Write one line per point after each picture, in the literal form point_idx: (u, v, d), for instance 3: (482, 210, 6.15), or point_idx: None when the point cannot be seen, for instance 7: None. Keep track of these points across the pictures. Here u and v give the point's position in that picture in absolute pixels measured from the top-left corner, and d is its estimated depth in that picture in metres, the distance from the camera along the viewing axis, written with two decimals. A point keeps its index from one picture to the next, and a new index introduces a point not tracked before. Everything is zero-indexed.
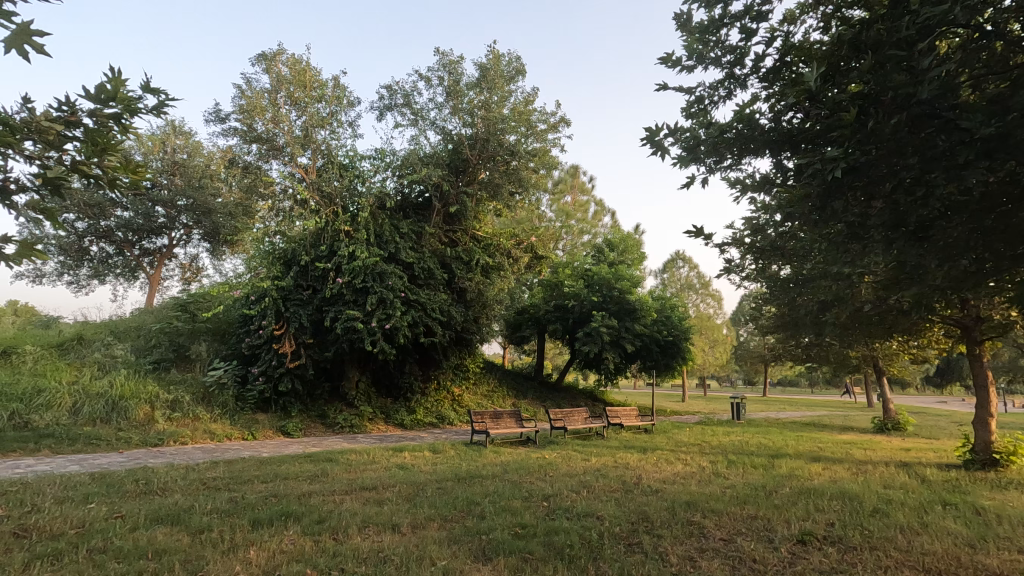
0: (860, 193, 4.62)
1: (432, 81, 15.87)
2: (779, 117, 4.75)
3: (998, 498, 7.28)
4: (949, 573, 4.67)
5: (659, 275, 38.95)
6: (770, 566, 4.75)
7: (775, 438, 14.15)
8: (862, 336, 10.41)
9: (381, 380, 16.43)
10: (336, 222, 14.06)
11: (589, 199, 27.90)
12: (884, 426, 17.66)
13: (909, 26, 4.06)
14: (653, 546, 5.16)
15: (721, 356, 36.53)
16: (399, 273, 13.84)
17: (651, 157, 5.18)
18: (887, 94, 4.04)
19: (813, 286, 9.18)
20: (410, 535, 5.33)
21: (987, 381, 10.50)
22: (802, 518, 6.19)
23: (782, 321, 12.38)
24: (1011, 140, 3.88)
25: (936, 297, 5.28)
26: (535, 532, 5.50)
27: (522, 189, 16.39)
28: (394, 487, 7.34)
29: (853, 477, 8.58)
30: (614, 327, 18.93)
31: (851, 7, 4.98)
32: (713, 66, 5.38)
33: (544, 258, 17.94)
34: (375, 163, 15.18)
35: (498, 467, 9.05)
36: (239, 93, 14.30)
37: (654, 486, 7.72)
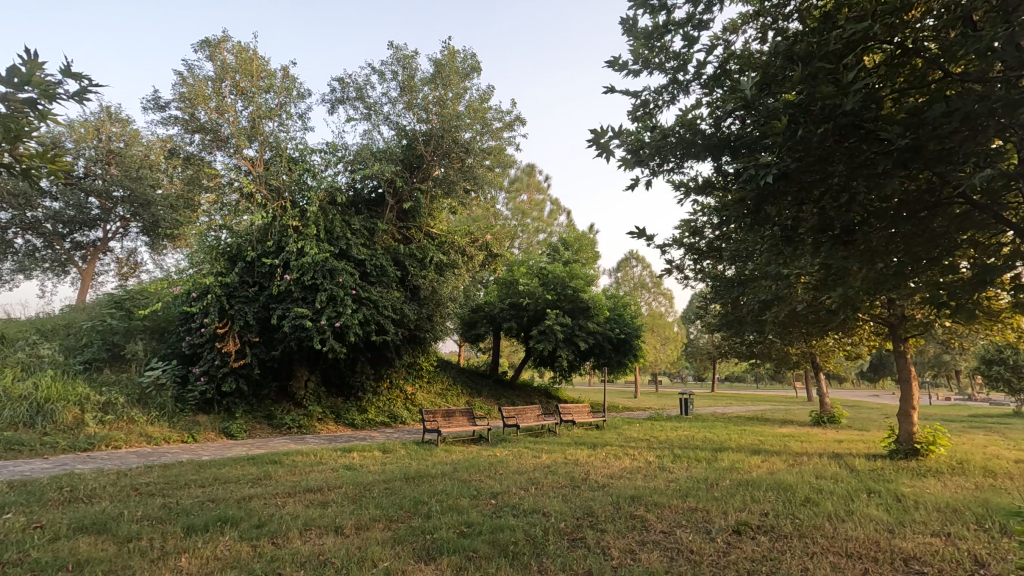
0: (791, 197, 4.84)
1: (386, 75, 15.70)
2: (719, 123, 4.87)
3: (917, 486, 7.79)
4: (868, 557, 4.97)
5: (613, 274, 39.73)
6: (706, 557, 4.93)
7: (719, 432, 14.69)
8: (800, 333, 10.91)
9: (331, 379, 16.09)
10: (284, 217, 13.62)
11: (545, 198, 28.11)
12: (821, 419, 18.62)
13: (837, 40, 4.25)
14: (596, 541, 5.27)
15: (672, 353, 37.59)
16: (350, 270, 13.62)
17: (596, 158, 5.19)
18: (816, 104, 4.24)
19: (754, 286, 9.56)
20: (353, 536, 5.26)
21: (911, 375, 11.23)
22: (738, 509, 6.44)
23: (726, 318, 12.87)
24: (924, 151, 4.15)
25: (860, 299, 5.60)
26: (480, 530, 5.51)
27: (477, 187, 16.38)
28: (339, 489, 7.19)
29: (789, 469, 9.00)
30: (568, 325, 19.16)
31: (787, 19, 5.17)
32: (658, 71, 5.45)
33: (499, 256, 18.00)
34: (326, 157, 14.82)
35: (448, 465, 9.01)
36: (180, 80, 13.68)
37: (601, 481, 7.88)
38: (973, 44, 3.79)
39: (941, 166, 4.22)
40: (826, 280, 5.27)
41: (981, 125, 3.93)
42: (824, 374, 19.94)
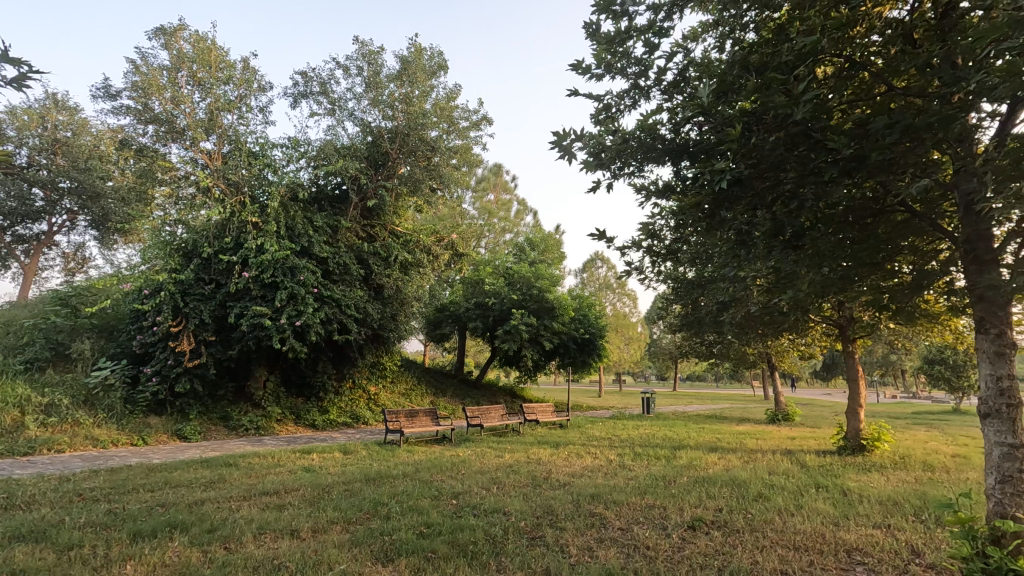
0: (746, 203, 4.98)
1: (351, 70, 15.46)
2: (679, 129, 4.90)
3: (862, 480, 8.16)
4: (814, 549, 5.19)
5: (578, 274, 40.16)
6: (661, 552, 5.05)
7: (679, 430, 15.02)
8: (756, 334, 11.26)
9: (291, 379, 15.75)
10: (243, 212, 13.23)
11: (511, 198, 28.18)
12: (775, 417, 19.27)
13: (789, 51, 4.36)
14: (555, 538, 5.33)
15: (635, 352, 38.23)
16: (312, 268, 13.36)
17: (559, 161, 5.07)
18: (769, 113, 4.34)
19: (712, 288, 9.82)
20: (310, 539, 5.17)
21: (858, 375, 11.73)
22: (694, 505, 6.62)
23: (686, 319, 13.18)
24: (868, 161, 4.33)
25: (809, 302, 5.81)
26: (440, 530, 5.50)
27: (443, 185, 16.27)
28: (296, 491, 7.04)
29: (743, 465, 9.29)
30: (533, 325, 19.21)
31: (744, 29, 5.26)
32: (620, 76, 5.37)
33: (465, 255, 17.95)
34: (287, 153, 14.48)
35: (410, 466, 8.95)
36: (132, 68, 13.14)
37: (563, 480, 7.97)
38: (913, 60, 3.99)
39: (884, 175, 4.42)
40: (777, 283, 5.46)
41: (920, 137, 4.13)
42: (779, 373, 20.61)
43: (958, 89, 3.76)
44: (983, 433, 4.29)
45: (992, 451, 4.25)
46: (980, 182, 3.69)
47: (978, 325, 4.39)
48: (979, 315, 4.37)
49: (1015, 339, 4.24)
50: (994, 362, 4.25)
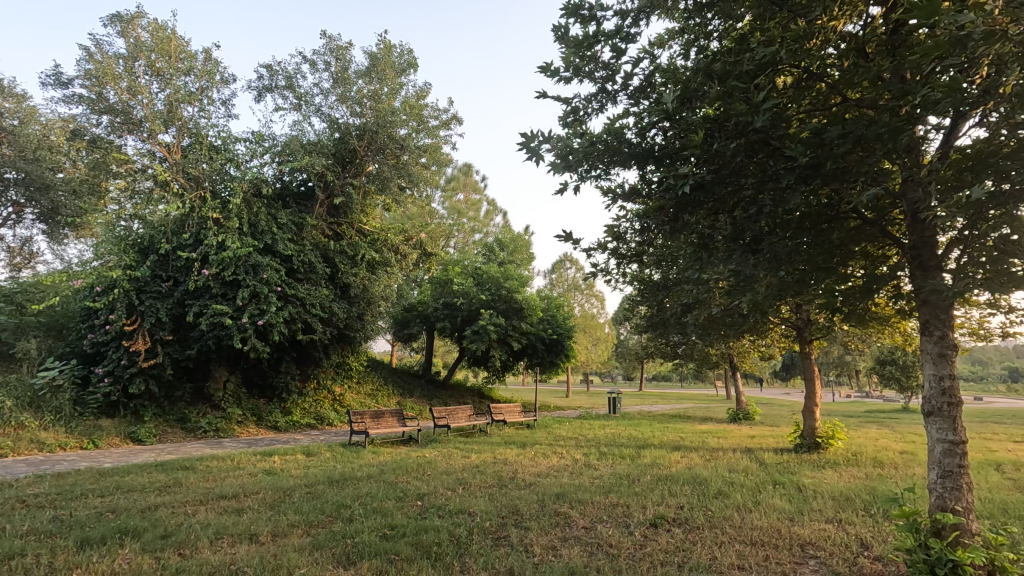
0: (707, 207, 5.10)
1: (318, 65, 15.18)
2: (644, 133, 4.94)
3: (816, 477, 8.45)
4: (771, 544, 5.34)
5: (547, 275, 40.41)
6: (624, 550, 5.13)
7: (644, 429, 15.27)
8: (718, 335, 11.53)
9: (253, 380, 15.38)
10: (204, 208, 12.81)
11: (481, 198, 28.16)
12: (737, 416, 19.78)
13: (749, 62, 4.48)
14: (519, 538, 5.35)
15: (603, 353, 38.68)
16: (275, 266, 13.05)
17: (526, 163, 5.00)
18: (730, 121, 4.45)
19: (675, 290, 10.02)
20: (269, 544, 5.06)
21: (814, 375, 12.14)
22: (657, 503, 6.74)
23: (651, 320, 13.40)
24: (823, 169, 4.49)
25: (768, 304, 5.98)
26: (404, 532, 5.45)
27: (412, 184, 16.14)
28: (256, 495, 6.86)
29: (705, 463, 9.50)
30: (501, 326, 19.21)
31: (708, 38, 5.34)
32: (587, 79, 5.33)
33: (433, 255, 17.84)
34: (251, 147, 14.12)
35: (375, 468, 8.83)
36: (86, 56, 12.60)
37: (528, 479, 8.01)
38: (865, 73, 4.15)
39: (837, 183, 4.59)
40: (737, 285, 5.61)
41: (871, 147, 4.30)
42: (740, 373, 21.17)
43: (905, 102, 3.93)
44: (927, 430, 4.49)
45: (934, 447, 4.45)
46: (924, 191, 3.87)
47: (923, 327, 4.61)
48: (924, 317, 4.59)
49: (956, 341, 4.47)
50: (938, 363, 4.46)
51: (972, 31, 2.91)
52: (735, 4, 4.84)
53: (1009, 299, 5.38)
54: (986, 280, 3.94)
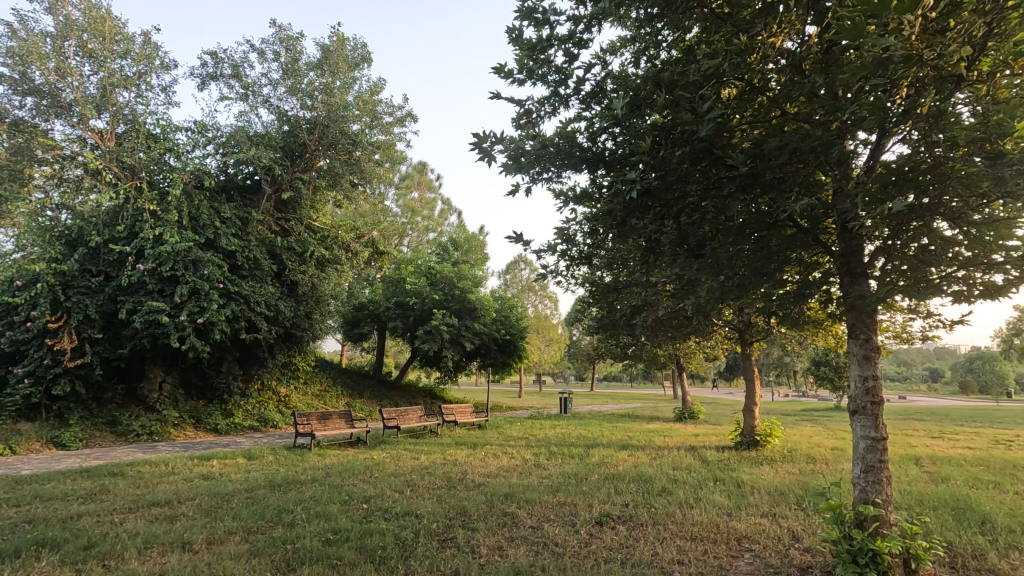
0: (654, 213, 5.22)
1: (266, 55, 14.67)
2: (595, 138, 4.98)
3: (755, 473, 8.82)
4: (710, 539, 5.54)
5: (501, 275, 40.50)
6: (569, 548, 5.20)
7: (593, 429, 15.52)
8: (665, 336, 11.86)
9: (192, 381, 14.72)
10: (139, 199, 12.12)
11: (436, 196, 27.94)
12: (683, 415, 20.41)
13: (696, 73, 4.58)
14: (466, 539, 5.33)
15: (555, 353, 39.07)
16: (218, 262, 12.49)
17: (478, 163, 4.93)
18: (677, 129, 4.55)
19: (624, 293, 10.25)
20: (204, 552, 4.85)
21: (754, 376, 12.65)
22: (603, 501, 6.86)
23: (602, 322, 13.66)
24: (762, 179, 4.69)
25: (710, 308, 6.18)
26: (348, 536, 5.33)
27: (365, 180, 15.83)
28: (191, 501, 6.56)
29: (651, 462, 9.75)
30: (454, 326, 19.09)
31: (658, 48, 5.45)
32: (541, 83, 5.29)
33: (386, 253, 17.53)
34: (193, 137, 13.49)
35: (320, 470, 8.60)
36: (8, 33, 11.72)
37: (477, 480, 7.99)
38: (801, 89, 4.35)
39: (774, 193, 4.79)
40: (682, 289, 5.77)
41: (806, 159, 4.51)
42: (686, 373, 21.84)
43: (836, 118, 4.14)
44: (852, 427, 4.75)
45: (859, 443, 4.71)
46: (851, 202, 4.09)
47: (850, 330, 4.88)
48: (851, 321, 4.87)
49: (879, 343, 4.76)
50: (862, 364, 4.75)
51: (892, 55, 3.10)
52: (684, 16, 4.96)
53: (928, 304, 5.77)
54: (906, 287, 4.19)
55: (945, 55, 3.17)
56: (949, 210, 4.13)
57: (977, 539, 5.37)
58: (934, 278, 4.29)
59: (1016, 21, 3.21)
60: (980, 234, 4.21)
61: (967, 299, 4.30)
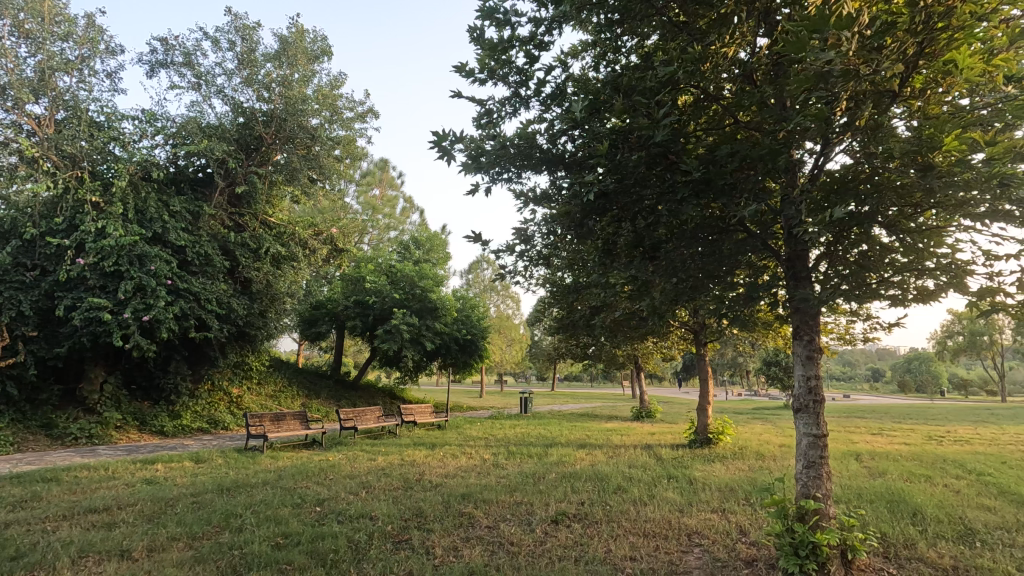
0: (611, 215, 5.28)
1: (221, 43, 14.17)
2: (554, 140, 5.00)
3: (706, 470, 9.08)
4: (661, 535, 5.66)
5: (463, 275, 40.40)
6: (524, 547, 5.23)
7: (553, 428, 15.63)
8: (623, 337, 12.07)
9: (136, 381, 14.16)
10: (80, 189, 11.48)
11: (397, 194, 27.64)
12: (640, 414, 20.82)
13: (652, 79, 4.66)
14: (421, 541, 5.29)
15: (517, 353, 39.20)
16: (166, 257, 11.96)
17: (437, 162, 4.87)
18: (633, 133, 4.61)
19: (583, 294, 10.40)
20: (143, 560, 4.64)
21: (709, 375, 13.00)
22: (559, 500, 6.93)
23: (562, 322, 13.79)
24: (713, 185, 4.81)
25: (665, 310, 6.30)
26: (298, 540, 5.21)
27: (324, 176, 15.48)
28: (132, 507, 6.27)
29: (608, 460, 9.91)
30: (415, 325, 18.89)
31: (617, 54, 5.52)
32: (502, 83, 5.27)
33: (345, 251, 17.20)
34: (140, 127, 12.89)
35: (272, 473, 8.36)
36: None
37: (435, 481, 7.92)
38: (751, 98, 4.50)
39: (725, 198, 4.93)
40: (637, 291, 5.86)
41: (755, 167, 4.66)
42: (644, 373, 22.28)
43: (783, 127, 4.30)
44: (796, 425, 4.95)
45: (802, 440, 4.91)
46: (796, 209, 4.25)
47: (795, 332, 5.08)
48: (795, 324, 5.05)
49: (821, 344, 4.98)
50: (806, 365, 4.95)
51: (833, 68, 3.25)
52: (643, 23, 5.03)
53: (868, 307, 6.05)
54: (846, 291, 4.38)
55: (880, 71, 3.35)
56: (886, 219, 4.34)
57: (908, 530, 5.68)
58: (872, 282, 4.49)
59: (944, 42, 3.43)
60: (914, 243, 4.44)
61: (902, 303, 4.51)
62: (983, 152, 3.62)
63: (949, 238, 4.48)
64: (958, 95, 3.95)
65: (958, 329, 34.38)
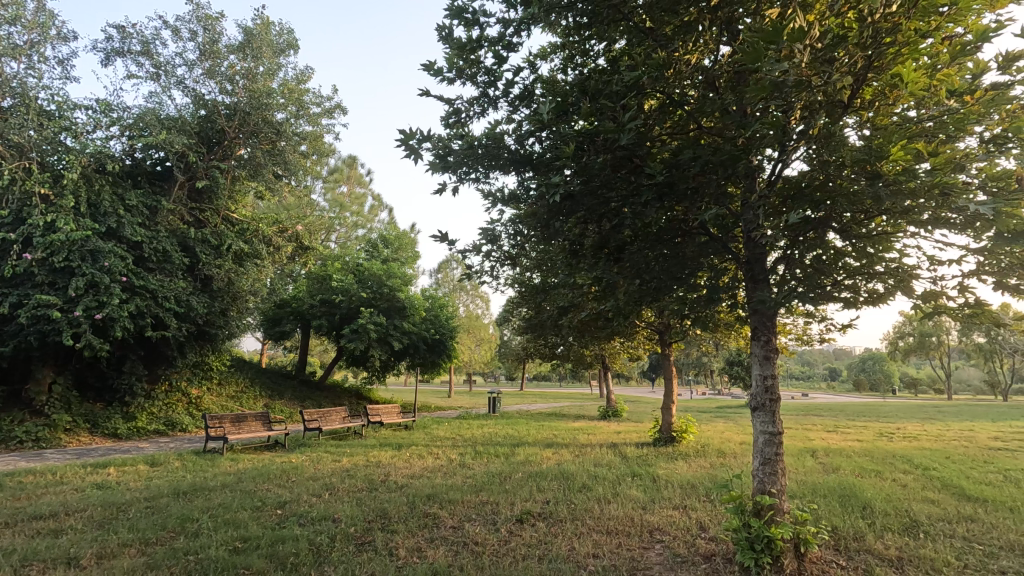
0: (577, 217, 5.31)
1: (181, 33, 13.72)
2: (522, 141, 5.01)
3: (669, 468, 9.26)
4: (623, 533, 5.75)
5: (433, 274, 40.15)
6: (488, 547, 5.23)
7: (520, 428, 15.69)
8: (590, 337, 12.21)
9: (88, 382, 13.58)
10: (28, 181, 10.94)
11: (366, 191, 27.29)
12: (607, 413, 21.08)
13: (618, 83, 4.71)
14: (384, 542, 5.24)
15: (486, 353, 39.17)
16: (121, 253, 11.50)
17: (404, 161, 4.81)
18: (599, 136, 4.66)
19: (550, 294, 10.48)
20: (92, 568, 4.46)
21: (673, 375, 13.25)
22: (525, 499, 6.97)
23: (530, 323, 13.86)
24: (676, 188, 4.90)
25: (629, 310, 6.38)
26: (258, 544, 5.09)
27: (289, 172, 15.16)
28: (82, 513, 6.02)
29: (573, 459, 10.00)
30: (382, 325, 18.68)
31: (585, 58, 5.56)
32: (470, 83, 5.24)
33: (311, 249, 16.88)
34: (94, 117, 12.36)
35: (231, 476, 8.15)
36: None
37: (400, 482, 7.85)
38: (713, 105, 4.60)
39: (689, 202, 5.02)
40: (603, 291, 5.93)
41: (716, 172, 4.77)
42: (611, 373, 22.57)
43: (742, 134, 4.42)
44: (753, 422, 5.09)
45: (758, 437, 5.06)
46: (754, 213, 4.37)
47: (754, 332, 5.23)
48: (754, 325, 5.20)
49: (778, 345, 5.13)
50: (763, 364, 5.10)
51: (786, 79, 3.36)
52: (610, 28, 5.08)
53: (823, 309, 6.27)
54: (801, 294, 4.53)
55: (832, 82, 3.48)
56: (840, 224, 4.51)
57: (858, 523, 5.92)
58: (826, 285, 4.66)
59: (891, 57, 3.59)
60: (865, 247, 4.63)
61: (854, 305, 4.69)
62: (927, 161, 3.80)
63: (898, 243, 4.68)
64: (904, 107, 4.14)
65: (908, 330, 35.94)
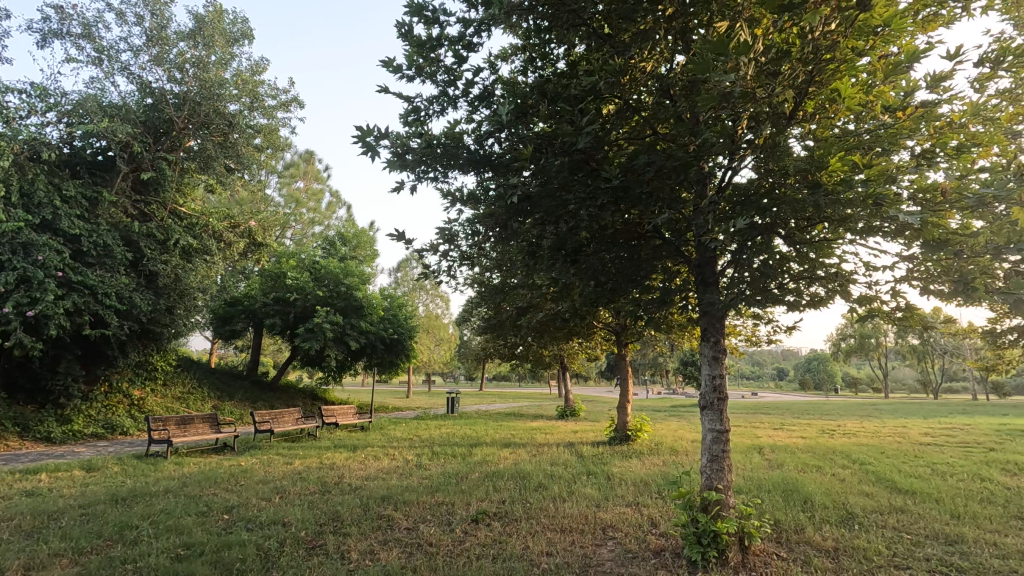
0: (535, 218, 5.35)
1: (127, 17, 13.07)
2: (481, 141, 5.01)
3: (623, 466, 9.45)
4: (577, 530, 5.84)
5: (392, 274, 39.63)
6: (442, 547, 5.21)
7: (478, 428, 15.68)
8: (548, 337, 12.32)
9: (19, 383, 12.76)
10: None
11: (323, 187, 26.68)
12: (565, 413, 21.30)
13: (576, 87, 4.77)
14: (336, 546, 5.15)
15: (445, 353, 38.95)
16: (57, 247, 10.87)
17: (360, 157, 4.73)
18: (557, 139, 4.71)
19: (509, 294, 10.51)
20: None
21: (629, 374, 13.47)
22: (481, 499, 6.98)
23: (490, 323, 13.85)
24: (631, 192, 5.00)
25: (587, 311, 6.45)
26: (202, 551, 4.91)
27: (242, 165, 14.67)
28: (8, 522, 5.66)
29: (530, 458, 10.08)
30: (339, 324, 18.30)
31: (545, 61, 5.59)
32: (429, 81, 5.20)
33: (264, 246, 16.37)
34: (27, 101, 11.64)
35: (175, 480, 7.82)
36: None
37: (354, 484, 7.71)
38: (668, 112, 4.72)
39: (644, 206, 5.12)
40: (559, 291, 5.98)
41: (670, 178, 4.88)
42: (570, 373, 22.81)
43: (695, 142, 4.55)
44: (702, 421, 5.26)
45: (707, 435, 5.22)
46: (705, 218, 4.51)
47: (704, 333, 5.39)
48: (704, 326, 5.36)
49: (727, 346, 5.32)
50: (712, 364, 5.28)
51: (733, 89, 3.50)
52: (570, 32, 5.13)
53: (771, 311, 6.51)
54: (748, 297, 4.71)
55: (775, 94, 3.65)
56: (785, 231, 4.71)
57: (799, 516, 6.19)
58: (771, 289, 4.85)
59: (830, 72, 3.78)
60: (808, 253, 4.84)
61: (797, 308, 4.91)
62: (863, 172, 4.02)
63: (839, 250, 4.91)
64: (845, 120, 4.35)
65: (850, 332, 37.78)
